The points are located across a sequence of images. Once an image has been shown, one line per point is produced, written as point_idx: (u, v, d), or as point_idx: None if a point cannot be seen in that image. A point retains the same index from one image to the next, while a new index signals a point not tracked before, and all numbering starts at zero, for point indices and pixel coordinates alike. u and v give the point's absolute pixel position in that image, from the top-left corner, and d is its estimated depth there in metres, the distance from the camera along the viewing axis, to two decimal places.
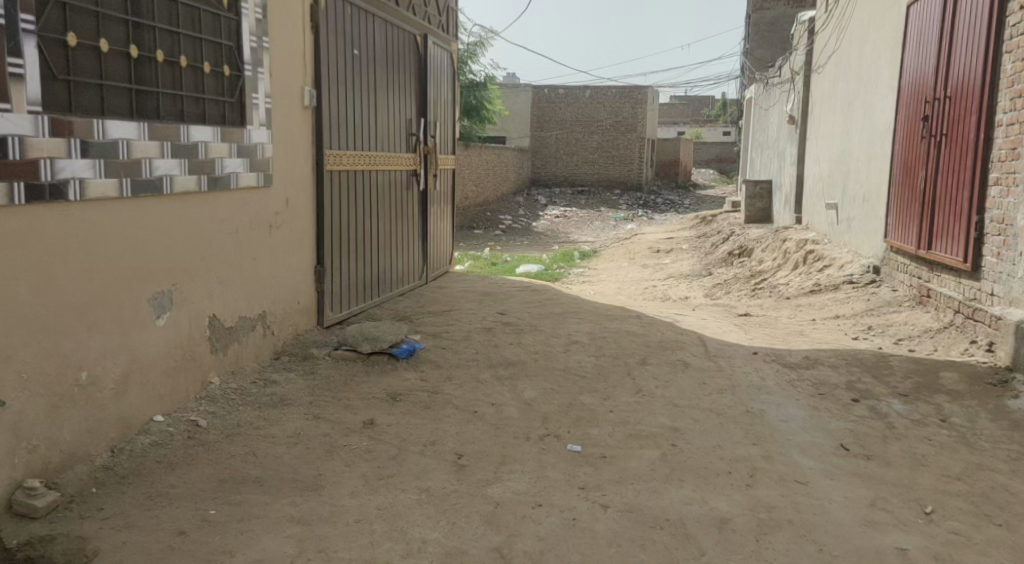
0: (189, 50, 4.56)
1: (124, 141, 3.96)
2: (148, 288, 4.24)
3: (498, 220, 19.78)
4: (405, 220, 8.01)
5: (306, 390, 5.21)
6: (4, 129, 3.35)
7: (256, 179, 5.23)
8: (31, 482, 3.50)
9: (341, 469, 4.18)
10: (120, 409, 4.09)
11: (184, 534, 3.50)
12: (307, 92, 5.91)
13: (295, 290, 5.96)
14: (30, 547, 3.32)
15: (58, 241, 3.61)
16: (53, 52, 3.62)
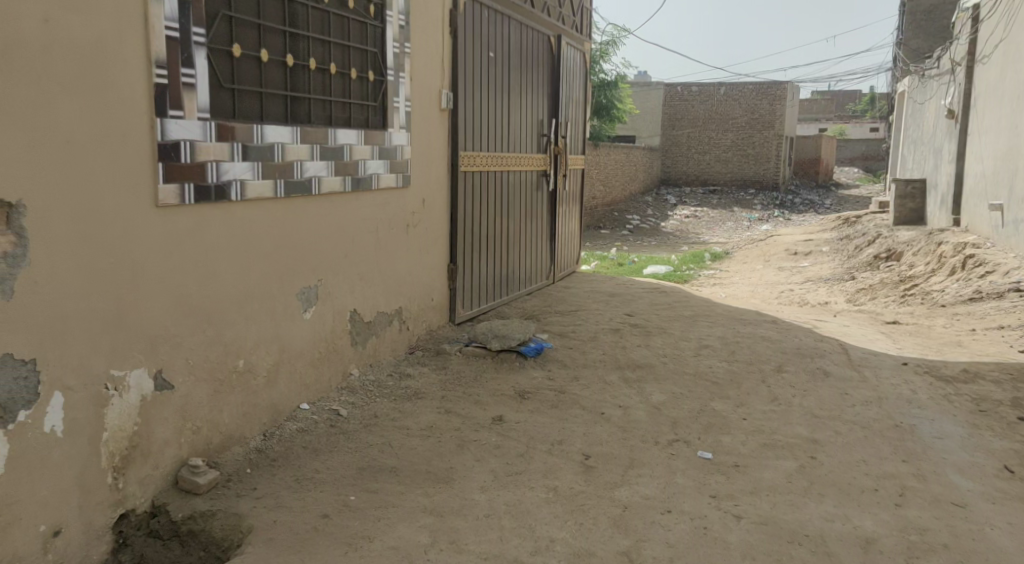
0: (337, 57, 4.77)
1: (278, 145, 4.20)
2: (298, 283, 4.47)
3: (626, 220, 19.69)
4: (534, 220, 8.09)
5: (438, 385, 5.38)
6: (177, 135, 3.52)
7: (395, 180, 5.42)
8: (195, 461, 3.74)
9: (471, 463, 4.29)
10: (271, 397, 4.34)
11: (327, 517, 3.69)
12: (444, 96, 6.08)
13: (429, 287, 6.15)
14: (192, 521, 3.58)
15: (222, 237, 3.86)
16: (220, 62, 3.86)
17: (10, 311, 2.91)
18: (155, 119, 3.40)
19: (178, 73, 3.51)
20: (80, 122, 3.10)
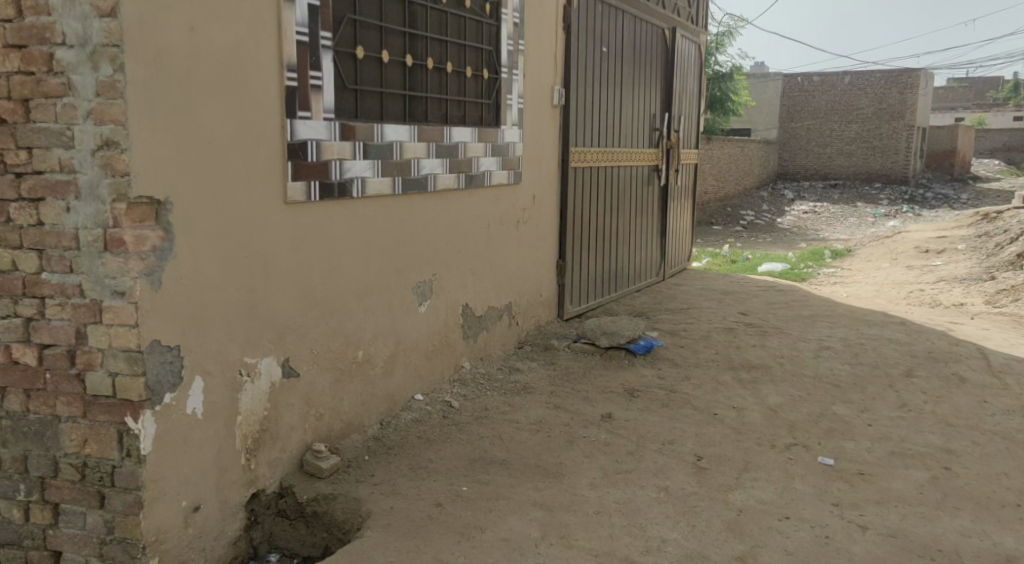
0: (453, 56, 4.87)
1: (398, 143, 4.32)
2: (414, 277, 4.59)
3: (740, 216, 19.25)
4: (645, 216, 8.02)
5: (547, 380, 5.42)
6: (305, 135, 3.66)
7: (507, 176, 5.49)
8: (319, 446, 3.90)
9: (581, 459, 4.31)
10: (387, 387, 4.48)
11: (441, 506, 3.78)
12: (556, 92, 6.10)
13: (539, 283, 6.20)
14: (316, 502, 3.72)
15: (344, 232, 4.00)
16: (345, 64, 4.00)
17: (160, 302, 3.02)
18: (285, 120, 3.55)
19: (307, 76, 3.65)
20: (221, 124, 3.22)
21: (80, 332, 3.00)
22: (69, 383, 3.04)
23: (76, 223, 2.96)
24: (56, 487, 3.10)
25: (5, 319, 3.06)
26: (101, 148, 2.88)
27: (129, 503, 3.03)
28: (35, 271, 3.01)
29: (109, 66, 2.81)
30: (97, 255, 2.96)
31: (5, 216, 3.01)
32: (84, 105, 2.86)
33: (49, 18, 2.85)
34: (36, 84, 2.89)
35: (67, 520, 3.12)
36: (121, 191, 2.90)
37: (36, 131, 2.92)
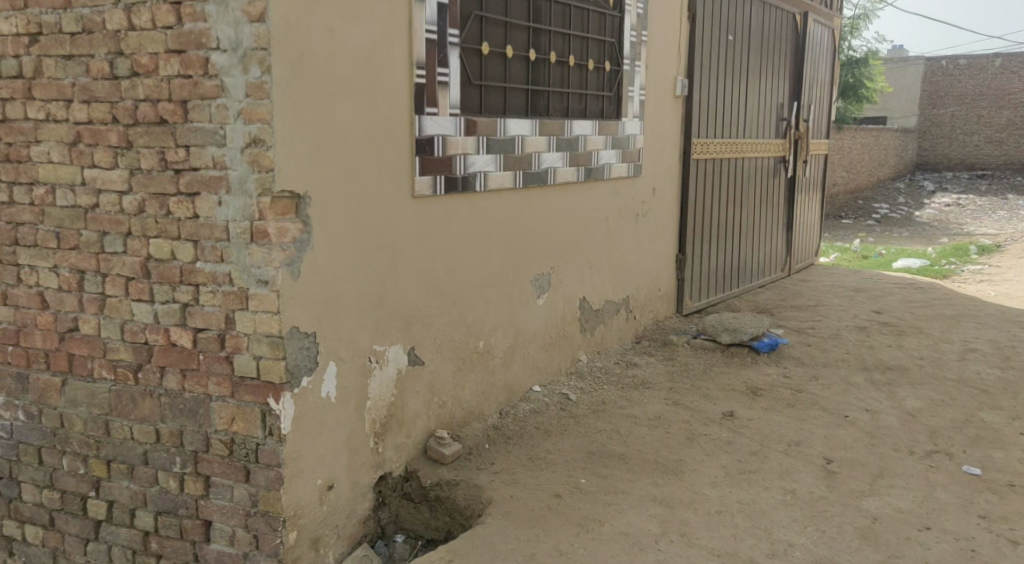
0: (576, 49, 4.89)
1: (520, 138, 4.38)
2: (533, 270, 4.64)
3: (873, 210, 18.64)
4: (770, 209, 7.82)
5: (666, 376, 5.38)
6: (432, 130, 3.77)
7: (626, 169, 5.47)
8: (441, 433, 4.02)
9: (702, 457, 4.27)
10: (507, 377, 4.56)
11: (560, 497, 3.82)
12: (679, 82, 6.03)
13: (657, 277, 6.15)
14: (439, 487, 3.85)
15: (467, 225, 4.09)
16: (470, 59, 4.08)
17: (298, 290, 3.18)
18: (414, 116, 3.66)
19: (435, 73, 3.75)
20: (355, 121, 3.35)
21: (229, 318, 3.17)
22: (220, 364, 3.21)
23: (226, 216, 3.12)
24: (208, 460, 3.30)
25: (164, 305, 3.24)
26: (249, 146, 3.04)
27: (271, 479, 3.22)
28: (191, 259, 3.18)
29: (258, 69, 2.98)
30: (245, 245, 3.11)
31: (165, 209, 3.18)
32: (235, 106, 3.02)
33: (204, 24, 3.00)
34: (193, 87, 3.05)
35: (217, 492, 3.31)
36: (267, 186, 3.06)
37: (192, 130, 3.08)
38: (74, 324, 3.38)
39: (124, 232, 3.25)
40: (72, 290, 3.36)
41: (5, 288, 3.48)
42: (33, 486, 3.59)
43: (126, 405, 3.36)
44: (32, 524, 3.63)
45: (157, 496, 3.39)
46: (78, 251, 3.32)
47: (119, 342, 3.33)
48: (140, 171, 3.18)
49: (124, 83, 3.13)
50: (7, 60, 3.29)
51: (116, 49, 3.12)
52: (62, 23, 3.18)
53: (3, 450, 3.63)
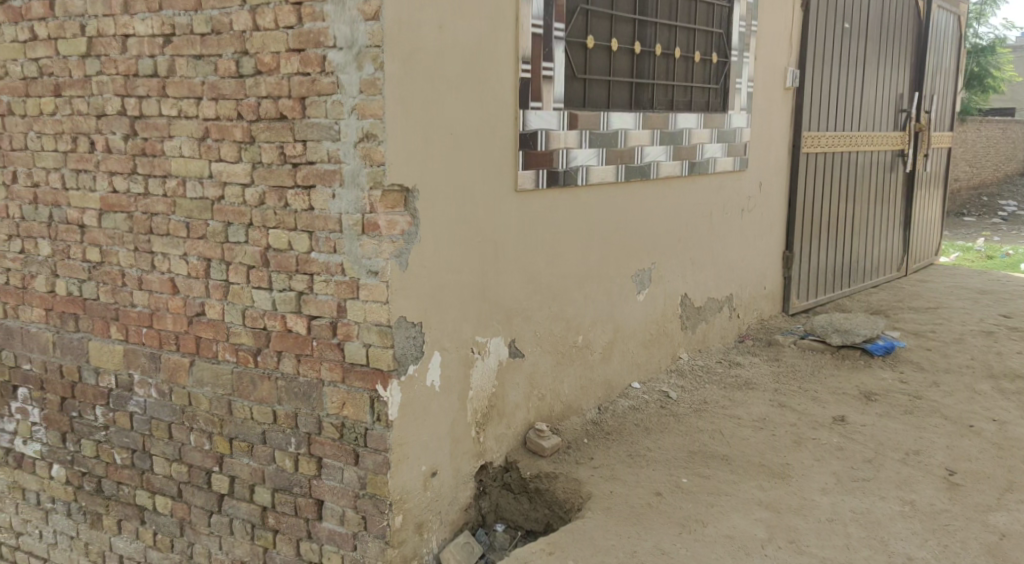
0: (683, 41, 4.84)
1: (623, 131, 4.36)
2: (633, 265, 4.62)
3: (998, 207, 17.70)
4: (885, 205, 7.53)
5: (771, 377, 5.27)
6: (537, 124, 3.80)
7: (732, 163, 5.38)
8: (541, 425, 4.05)
9: (811, 462, 4.17)
10: (607, 372, 4.56)
11: (661, 496, 3.80)
12: (790, 73, 5.88)
13: (763, 274, 6.02)
14: (539, 479, 3.89)
15: (569, 220, 4.11)
16: (575, 53, 4.09)
17: (406, 281, 3.26)
18: (519, 111, 3.70)
19: (540, 67, 3.77)
20: (462, 117, 3.41)
21: (341, 306, 3.29)
22: (332, 351, 3.33)
23: (340, 208, 3.23)
24: (320, 443, 3.43)
25: (282, 293, 3.38)
26: (363, 141, 3.14)
27: (379, 464, 3.32)
28: (307, 250, 3.30)
29: (371, 65, 3.07)
30: (357, 237, 3.22)
31: (284, 202, 3.31)
32: (349, 102, 3.13)
33: (322, 24, 3.11)
34: (311, 84, 3.17)
35: (328, 474, 3.44)
36: (378, 179, 3.15)
37: (310, 126, 3.21)
38: (202, 309, 3.56)
39: (246, 223, 3.40)
40: (200, 277, 3.53)
41: (139, 274, 3.68)
42: (163, 459, 3.80)
43: (247, 387, 3.52)
44: (161, 495, 3.84)
45: (274, 474, 3.54)
46: (205, 241, 3.49)
47: (241, 326, 3.49)
48: (262, 164, 3.33)
49: (249, 81, 3.27)
50: (143, 60, 3.46)
51: (242, 49, 3.27)
52: (193, 24, 3.34)
53: (136, 425, 3.83)
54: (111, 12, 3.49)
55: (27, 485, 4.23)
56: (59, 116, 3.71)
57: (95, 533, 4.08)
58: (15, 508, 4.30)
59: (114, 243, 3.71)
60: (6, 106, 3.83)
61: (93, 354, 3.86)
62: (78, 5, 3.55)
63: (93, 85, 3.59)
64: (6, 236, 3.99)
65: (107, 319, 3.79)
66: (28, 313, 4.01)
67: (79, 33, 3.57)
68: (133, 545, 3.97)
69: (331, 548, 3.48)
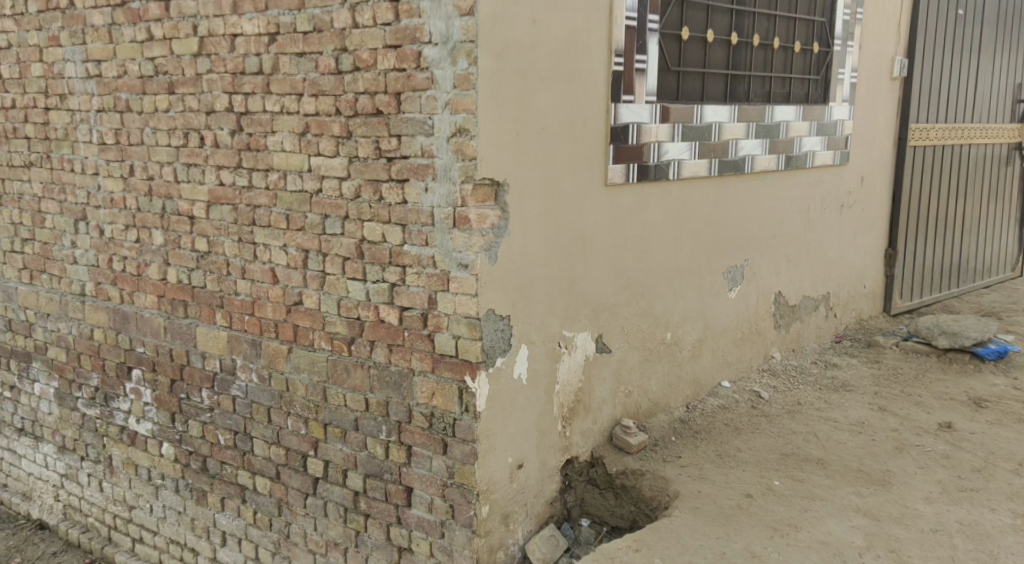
0: (783, 31, 4.72)
1: (717, 125, 4.29)
2: (725, 262, 4.55)
3: None
4: (1000, 201, 7.17)
5: (871, 379, 5.11)
6: (628, 118, 3.78)
7: (831, 158, 5.23)
8: (628, 422, 4.03)
9: (913, 470, 4.02)
10: (696, 369, 4.50)
11: (751, 498, 3.74)
12: (897, 63, 5.67)
13: (862, 273, 5.83)
14: (625, 476, 3.87)
15: (659, 215, 4.07)
16: (669, 45, 4.05)
17: (495, 274, 3.30)
18: (610, 105, 3.69)
19: (633, 60, 3.75)
20: (553, 111, 3.43)
21: (431, 298, 3.35)
22: (423, 342, 3.40)
23: (432, 202, 3.28)
24: (410, 432, 3.50)
25: (376, 284, 3.46)
26: (455, 135, 3.19)
27: (467, 454, 3.38)
28: (399, 243, 3.38)
29: (465, 60, 3.11)
30: (448, 230, 3.27)
31: (378, 195, 3.40)
32: (443, 97, 3.18)
33: (419, 20, 3.17)
34: (406, 80, 3.23)
35: (418, 462, 3.51)
36: (469, 174, 3.20)
37: (405, 121, 3.28)
38: (299, 298, 3.68)
39: (342, 216, 3.50)
40: (298, 268, 3.65)
41: (242, 263, 3.82)
42: (262, 441, 3.95)
43: (341, 374, 3.62)
44: (261, 476, 3.99)
45: (366, 461, 3.64)
46: (304, 233, 3.61)
47: (336, 316, 3.59)
48: (358, 159, 3.41)
49: (347, 77, 3.36)
50: (249, 58, 3.60)
51: (341, 46, 3.36)
52: (296, 23, 3.45)
53: (238, 408, 4.00)
54: (221, 13, 3.63)
55: (139, 461, 4.46)
56: (173, 112, 3.89)
57: (200, 509, 4.27)
58: (129, 482, 4.54)
59: (220, 233, 3.87)
60: (125, 102, 4.04)
61: (200, 339, 4.04)
62: (191, 5, 3.71)
63: (203, 83, 3.75)
64: (124, 226, 4.21)
65: (213, 306, 3.97)
66: (142, 299, 4.22)
67: (191, 33, 3.73)
68: (235, 522, 4.15)
69: (419, 534, 3.56)
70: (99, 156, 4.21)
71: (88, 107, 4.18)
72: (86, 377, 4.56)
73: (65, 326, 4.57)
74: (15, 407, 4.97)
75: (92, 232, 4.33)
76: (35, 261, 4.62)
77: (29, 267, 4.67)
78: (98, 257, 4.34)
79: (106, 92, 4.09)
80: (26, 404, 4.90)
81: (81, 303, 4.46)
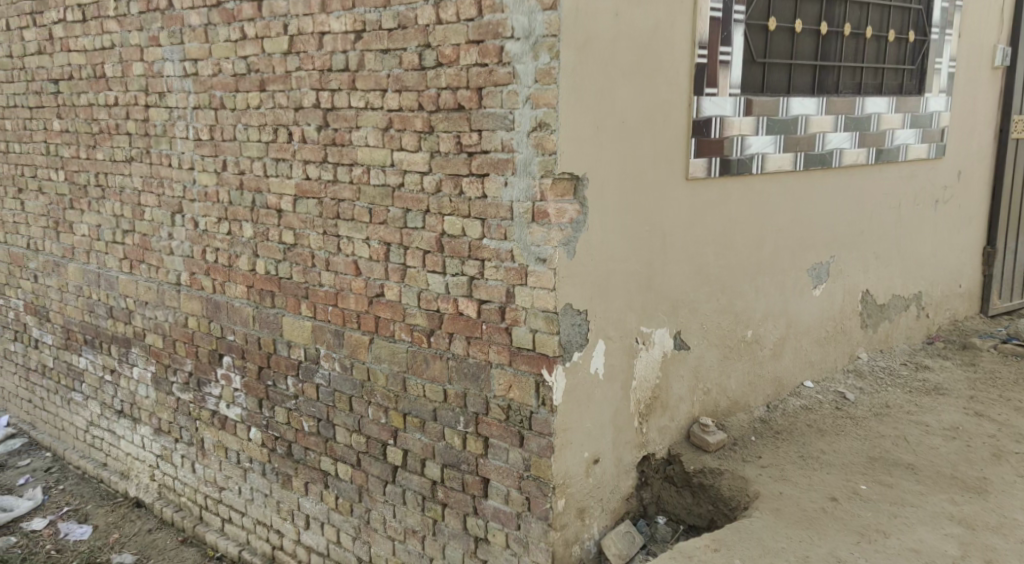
0: (875, 20, 4.57)
1: (804, 117, 4.18)
2: (809, 259, 4.44)
3: None
4: None
5: (966, 383, 4.91)
6: (711, 111, 3.72)
7: (926, 151, 5.04)
8: (706, 420, 3.98)
9: (1011, 478, 3.86)
10: (777, 369, 4.41)
11: (837, 501, 3.65)
12: (999, 51, 5.42)
13: (957, 272, 5.60)
14: (703, 474, 3.83)
15: (741, 210, 4.00)
16: (756, 36, 3.97)
17: (573, 269, 3.30)
18: (693, 97, 3.64)
19: (717, 51, 3.69)
20: (634, 104, 3.40)
21: (510, 292, 3.38)
22: (500, 335, 3.43)
23: (511, 196, 3.31)
24: (487, 423, 3.54)
25: (455, 277, 3.51)
26: (536, 130, 3.21)
27: (543, 447, 3.40)
28: (478, 236, 3.42)
29: (547, 55, 3.13)
30: (527, 225, 3.30)
31: (458, 189, 3.44)
32: (524, 91, 3.20)
33: (501, 15, 3.19)
34: (488, 75, 3.27)
35: (494, 454, 3.55)
36: (549, 168, 3.22)
37: (486, 116, 3.31)
38: (381, 290, 3.76)
39: (423, 209, 3.56)
40: (380, 260, 3.73)
41: (327, 256, 3.93)
42: (344, 429, 4.06)
43: (421, 365, 3.69)
44: (343, 463, 4.10)
45: (444, 451, 3.70)
46: (386, 226, 3.69)
47: (416, 308, 3.66)
48: (439, 153, 3.47)
49: (430, 73, 3.42)
50: (336, 56, 3.69)
51: (425, 42, 3.41)
52: (382, 20, 3.52)
53: (321, 396, 4.11)
54: (310, 12, 3.73)
55: (229, 445, 4.64)
56: (263, 109, 4.02)
57: (285, 493, 4.42)
58: (219, 465, 4.73)
59: (306, 226, 3.99)
60: (219, 100, 4.20)
61: (286, 328, 4.17)
62: (281, 5, 3.83)
63: (292, 80, 3.87)
64: (216, 219, 4.37)
65: (298, 297, 4.09)
66: (233, 289, 4.38)
67: (282, 32, 3.85)
68: (318, 506, 4.28)
69: (495, 525, 3.60)
70: (194, 152, 4.39)
71: (185, 104, 4.35)
72: (181, 362, 4.77)
73: (162, 314, 4.78)
74: (115, 389, 5.24)
75: (188, 224, 4.52)
76: (135, 252, 4.85)
77: (129, 257, 4.90)
78: (193, 249, 4.53)
79: (201, 90, 4.26)
80: (126, 387, 5.15)
81: (177, 292, 4.66)
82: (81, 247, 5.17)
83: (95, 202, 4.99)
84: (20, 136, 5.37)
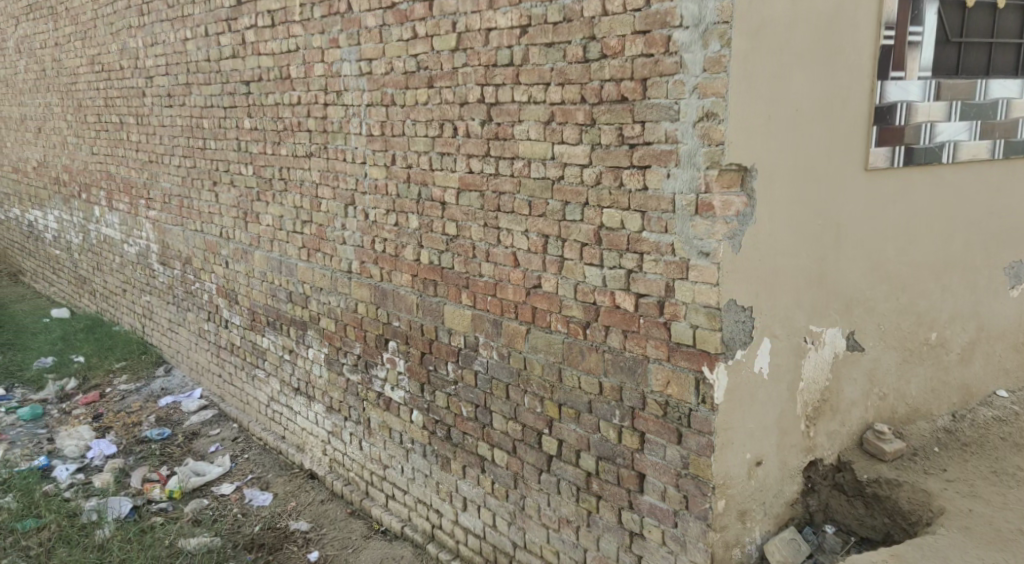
0: None
1: (1005, 100, 3.82)
2: (1006, 255, 4.05)
3: None
4: None
5: None
6: (896, 96, 3.48)
7: None
8: (881, 427, 3.74)
9: None
10: (965, 375, 4.07)
11: None
12: None
13: None
14: (878, 485, 3.60)
15: (928, 202, 3.71)
16: (952, 14, 3.63)
17: (739, 263, 3.19)
18: (877, 82, 3.41)
19: (907, 32, 3.44)
20: (810, 91, 3.24)
21: (670, 286, 3.32)
22: (659, 329, 3.38)
23: (674, 188, 3.25)
24: (644, 418, 3.51)
25: (613, 270, 3.50)
26: (702, 120, 3.13)
27: (702, 445, 3.33)
28: (638, 229, 3.38)
29: (717, 42, 3.04)
30: (690, 217, 3.22)
31: (619, 181, 3.42)
32: (691, 81, 3.13)
33: (670, 4, 3.13)
34: (654, 65, 3.22)
35: (651, 449, 3.50)
36: (716, 159, 3.12)
37: (650, 107, 3.26)
38: (538, 282, 3.81)
39: (582, 202, 3.56)
40: (539, 252, 3.78)
41: (487, 247, 4.03)
42: (501, 416, 4.15)
43: (576, 356, 3.71)
44: (499, 449, 4.20)
45: (599, 443, 3.70)
46: (545, 219, 3.73)
47: (573, 300, 3.68)
48: (600, 146, 3.46)
49: (594, 65, 3.41)
50: (501, 51, 3.76)
51: (590, 34, 3.41)
52: (547, 14, 3.55)
53: (480, 383, 4.23)
54: (478, 9, 3.82)
55: (394, 425, 4.87)
56: (431, 105, 4.17)
57: (445, 474, 4.58)
58: (384, 443, 4.98)
59: (468, 219, 4.10)
60: (391, 97, 4.40)
61: (447, 317, 4.32)
62: (450, 4, 3.95)
63: (459, 76, 3.98)
64: (385, 211, 4.59)
65: (460, 286, 4.22)
66: (399, 278, 4.59)
67: (450, 30, 3.98)
68: (475, 490, 4.40)
69: (651, 521, 3.56)
70: (367, 147, 4.63)
71: (360, 101, 4.59)
72: (352, 346, 5.05)
73: (335, 300, 5.08)
74: (293, 368, 5.63)
75: (359, 216, 4.77)
76: (312, 241, 5.18)
77: (307, 246, 5.24)
78: (364, 238, 4.77)
79: (375, 88, 4.48)
80: (302, 366, 5.53)
81: (349, 279, 4.93)
82: (266, 236, 5.59)
83: (278, 194, 5.38)
84: (215, 134, 5.87)
